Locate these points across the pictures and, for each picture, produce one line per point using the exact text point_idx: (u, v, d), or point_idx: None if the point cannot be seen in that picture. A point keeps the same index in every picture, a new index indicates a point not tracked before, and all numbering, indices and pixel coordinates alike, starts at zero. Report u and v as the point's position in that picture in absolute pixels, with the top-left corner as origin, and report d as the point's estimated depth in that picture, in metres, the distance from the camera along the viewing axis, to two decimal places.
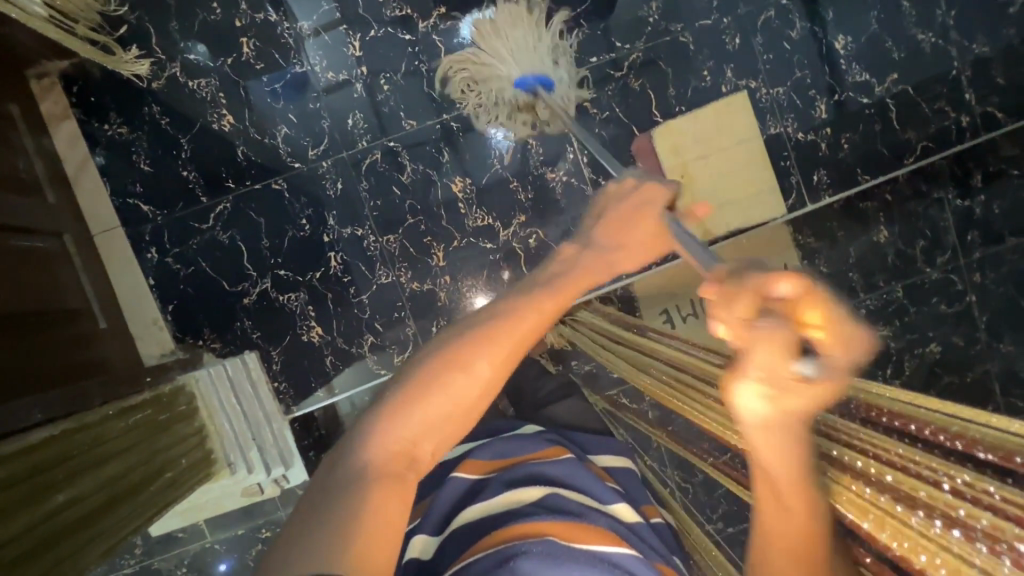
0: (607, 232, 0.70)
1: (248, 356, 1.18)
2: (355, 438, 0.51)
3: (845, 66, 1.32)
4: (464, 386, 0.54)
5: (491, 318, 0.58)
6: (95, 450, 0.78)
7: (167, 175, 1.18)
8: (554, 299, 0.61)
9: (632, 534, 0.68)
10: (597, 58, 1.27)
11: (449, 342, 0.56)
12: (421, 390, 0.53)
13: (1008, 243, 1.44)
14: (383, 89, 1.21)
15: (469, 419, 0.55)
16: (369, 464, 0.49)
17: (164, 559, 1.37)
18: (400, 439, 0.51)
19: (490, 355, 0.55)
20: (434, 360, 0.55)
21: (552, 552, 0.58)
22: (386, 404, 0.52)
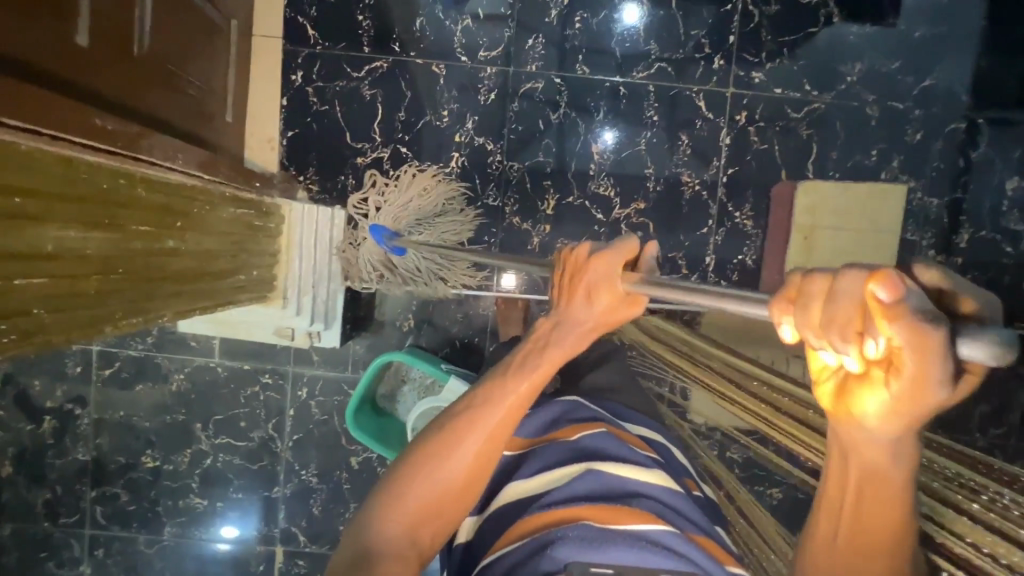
0: (578, 298, 0.56)
1: (337, 212, 1.18)
2: (362, 527, 0.57)
3: (1005, 209, 1.29)
4: (448, 474, 0.58)
5: (470, 405, 0.59)
6: (205, 219, 0.78)
7: (345, 12, 1.18)
8: (530, 383, 0.58)
9: (669, 507, 0.60)
10: (782, 92, 1.24)
11: (438, 426, 0.60)
12: (408, 484, 0.57)
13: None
14: (575, 26, 1.20)
15: (463, 501, 0.59)
16: (373, 545, 0.55)
17: (168, 358, 1.39)
18: (393, 534, 0.56)
19: (477, 437, 0.58)
20: (425, 450, 0.58)
21: (590, 537, 0.55)
22: (378, 501, 0.57)
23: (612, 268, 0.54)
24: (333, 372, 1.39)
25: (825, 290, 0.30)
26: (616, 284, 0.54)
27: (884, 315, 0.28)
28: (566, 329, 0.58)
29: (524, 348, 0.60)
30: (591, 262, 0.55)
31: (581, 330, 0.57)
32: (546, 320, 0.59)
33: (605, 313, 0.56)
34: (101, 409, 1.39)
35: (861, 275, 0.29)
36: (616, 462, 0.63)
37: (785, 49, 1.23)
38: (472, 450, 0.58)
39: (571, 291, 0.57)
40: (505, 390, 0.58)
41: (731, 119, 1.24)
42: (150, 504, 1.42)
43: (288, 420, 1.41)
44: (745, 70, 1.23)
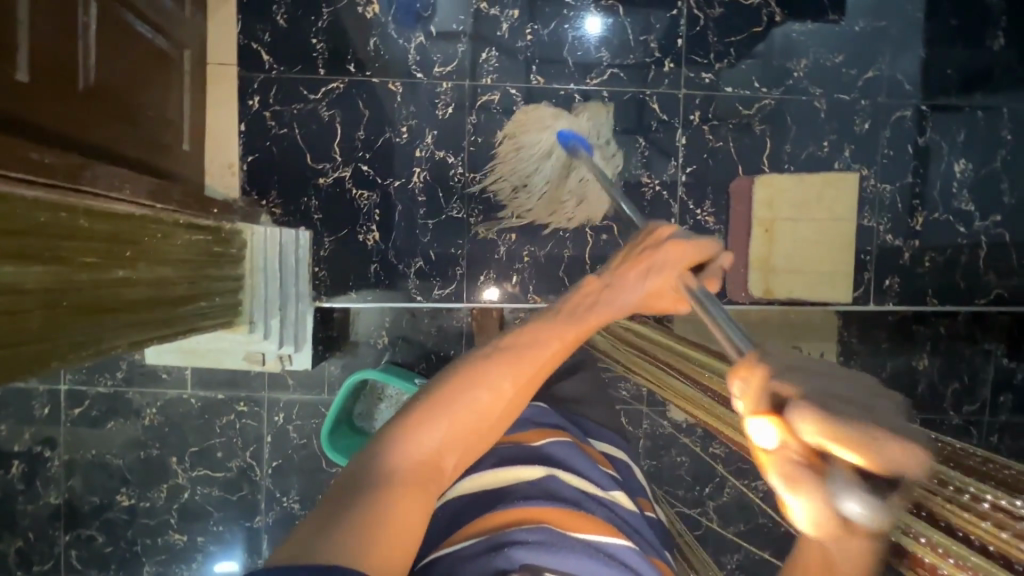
0: (643, 284, 0.66)
1: (302, 234, 1.18)
2: (381, 451, 0.55)
3: (955, 190, 1.33)
4: (484, 401, 0.58)
5: (512, 341, 0.61)
6: (158, 248, 0.78)
7: (298, 36, 1.19)
8: (577, 329, 0.63)
9: (628, 524, 0.64)
10: (732, 90, 1.28)
11: (474, 358, 0.60)
12: (449, 400, 0.57)
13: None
14: (527, 37, 1.23)
15: (491, 437, 0.59)
16: (396, 470, 0.54)
17: (139, 392, 1.36)
18: (422, 450, 0.55)
19: (517, 376, 0.59)
20: (469, 371, 0.59)
21: (551, 542, 0.55)
22: (409, 419, 0.56)
23: (676, 258, 0.66)
24: (309, 395, 1.38)
25: (757, 394, 0.37)
26: (674, 274, 0.65)
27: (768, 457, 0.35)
28: (614, 295, 0.65)
29: (573, 299, 0.65)
30: (665, 245, 0.67)
31: (631, 300, 0.66)
32: (599, 284, 0.66)
33: (653, 300, 0.67)
34: (72, 449, 1.36)
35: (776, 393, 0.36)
36: (580, 477, 0.66)
37: (732, 49, 1.27)
38: (513, 382, 0.59)
39: (636, 263, 0.67)
40: (551, 332, 0.62)
41: (685, 119, 1.27)
42: (128, 544, 1.38)
43: (266, 447, 1.39)
44: (695, 72, 1.27)
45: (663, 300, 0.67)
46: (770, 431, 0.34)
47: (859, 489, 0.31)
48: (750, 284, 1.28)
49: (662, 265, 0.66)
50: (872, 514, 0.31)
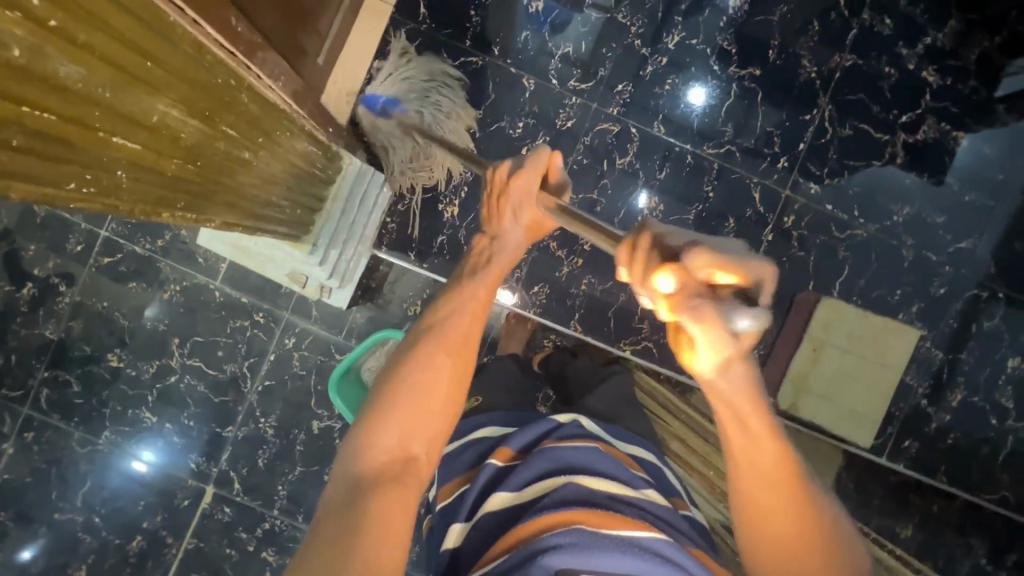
0: (513, 219, 0.77)
1: (379, 178, 1.17)
2: (344, 463, 0.63)
3: (1001, 383, 1.34)
4: (429, 380, 0.68)
5: (437, 323, 0.73)
6: (280, 145, 0.78)
7: (460, 4, 1.22)
8: (484, 291, 0.77)
9: (660, 519, 0.66)
10: (832, 209, 1.30)
11: (411, 347, 0.71)
12: (395, 391, 0.67)
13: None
14: (664, 86, 1.26)
15: (444, 413, 0.68)
16: (364, 475, 0.62)
17: (171, 266, 1.37)
18: (387, 446, 0.64)
19: (447, 348, 0.70)
20: (406, 359, 0.69)
21: (583, 543, 0.58)
22: (363, 423, 0.65)
23: (529, 189, 0.73)
24: (327, 332, 1.38)
25: (643, 268, 0.50)
26: (531, 201, 0.74)
27: (674, 304, 0.48)
28: (503, 250, 0.79)
29: (470, 263, 0.80)
30: (512, 181, 0.74)
31: (512, 248, 0.79)
32: (483, 241, 0.81)
33: (532, 226, 0.77)
34: (86, 293, 1.36)
35: (656, 261, 0.49)
36: (604, 478, 0.69)
37: (846, 171, 1.29)
38: (448, 354, 0.70)
39: (500, 207, 0.76)
40: (466, 299, 0.75)
41: (778, 218, 1.29)
42: (99, 403, 1.37)
43: (266, 364, 1.38)
44: (803, 179, 1.29)
45: (539, 223, 0.77)
46: (675, 278, 0.47)
47: (745, 306, 0.46)
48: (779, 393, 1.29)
49: (526, 187, 0.74)
50: (756, 323, 0.46)
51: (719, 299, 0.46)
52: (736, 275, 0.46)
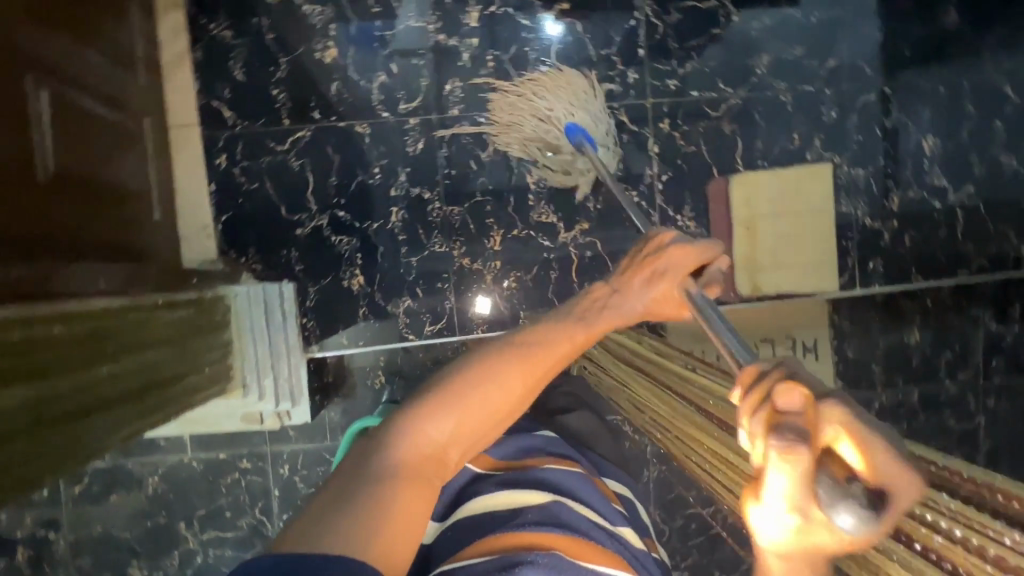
0: (651, 294, 0.74)
1: (285, 287, 1.15)
2: (382, 444, 0.62)
3: (926, 167, 1.35)
4: (496, 399, 0.67)
5: (526, 341, 0.69)
6: (142, 334, 0.77)
7: (258, 88, 1.17)
8: (586, 331, 0.72)
9: (632, 555, 0.68)
10: (698, 94, 1.28)
11: (487, 358, 0.68)
12: (455, 396, 0.65)
13: (993, 383, 1.56)
14: (488, 65, 1.22)
15: (487, 435, 0.68)
16: (397, 465, 0.61)
17: (139, 463, 1.34)
18: (430, 442, 0.64)
19: (523, 375, 0.67)
20: (486, 372, 0.67)
21: (560, 566, 0.60)
22: (413, 417, 0.64)
23: (680, 262, 0.74)
24: (312, 444, 1.37)
25: (766, 385, 0.41)
26: (675, 279, 0.74)
27: (774, 418, 0.39)
28: (619, 299, 0.74)
29: (582, 303, 0.74)
30: (670, 251, 0.75)
31: (631, 305, 0.74)
32: (603, 289, 0.76)
33: (658, 300, 0.75)
34: (77, 530, 1.34)
35: (786, 379, 0.40)
36: (588, 505, 0.71)
37: (694, 52, 1.27)
38: (523, 381, 0.68)
39: (637, 271, 0.76)
40: (562, 336, 0.71)
41: (655, 128, 1.28)
42: None
43: (275, 500, 1.37)
44: (659, 80, 1.27)
45: (671, 301, 0.74)
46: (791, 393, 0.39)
47: (857, 499, 0.36)
48: (737, 283, 1.30)
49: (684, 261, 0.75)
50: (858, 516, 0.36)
51: (840, 489, 0.37)
52: (874, 456, 0.37)
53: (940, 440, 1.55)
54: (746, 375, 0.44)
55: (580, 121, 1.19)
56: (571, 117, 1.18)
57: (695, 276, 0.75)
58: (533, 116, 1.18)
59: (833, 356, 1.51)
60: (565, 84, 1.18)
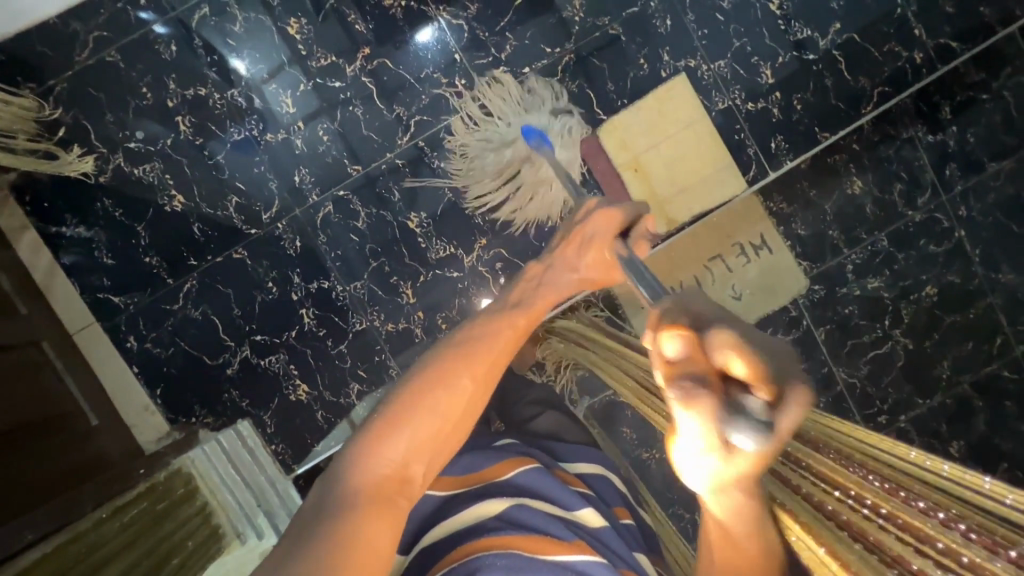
0: (574, 253, 0.83)
1: (241, 425, 1.20)
2: (345, 470, 0.56)
3: (784, 26, 1.29)
4: (449, 403, 0.62)
5: (467, 340, 0.69)
6: (94, 553, 0.80)
7: (131, 263, 1.20)
8: (524, 316, 0.75)
9: (596, 539, 0.71)
10: (530, 68, 1.25)
11: (433, 362, 0.66)
12: (413, 407, 0.60)
13: (957, 193, 1.48)
14: (323, 139, 1.22)
15: (454, 439, 0.63)
16: (361, 488, 0.54)
17: None
18: (391, 461, 0.57)
19: (471, 374, 0.65)
20: (433, 370, 0.64)
21: (517, 564, 0.60)
22: (368, 435, 0.58)
23: (605, 231, 0.79)
24: None
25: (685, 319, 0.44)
26: (601, 244, 0.80)
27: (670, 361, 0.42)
28: (556, 273, 0.82)
29: (519, 288, 0.81)
30: (600, 218, 0.80)
31: (570, 274, 0.82)
32: (538, 267, 0.83)
33: (590, 267, 0.82)
34: None
35: (691, 320, 0.43)
36: (548, 501, 0.73)
37: (506, 30, 1.24)
38: (472, 379, 0.65)
39: (572, 242, 0.83)
40: (500, 326, 0.73)
41: None
42: None
43: None
44: (486, 74, 1.24)
45: (608, 266, 0.80)
46: (677, 340, 0.40)
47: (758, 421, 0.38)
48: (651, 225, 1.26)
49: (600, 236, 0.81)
50: (760, 425, 0.38)
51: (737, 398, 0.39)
52: (756, 368, 0.38)
53: (930, 270, 1.50)
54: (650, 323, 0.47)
55: (533, 120, 1.21)
56: (527, 121, 1.21)
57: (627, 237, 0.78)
58: (483, 143, 1.22)
59: (786, 241, 1.47)
60: (504, 89, 1.23)
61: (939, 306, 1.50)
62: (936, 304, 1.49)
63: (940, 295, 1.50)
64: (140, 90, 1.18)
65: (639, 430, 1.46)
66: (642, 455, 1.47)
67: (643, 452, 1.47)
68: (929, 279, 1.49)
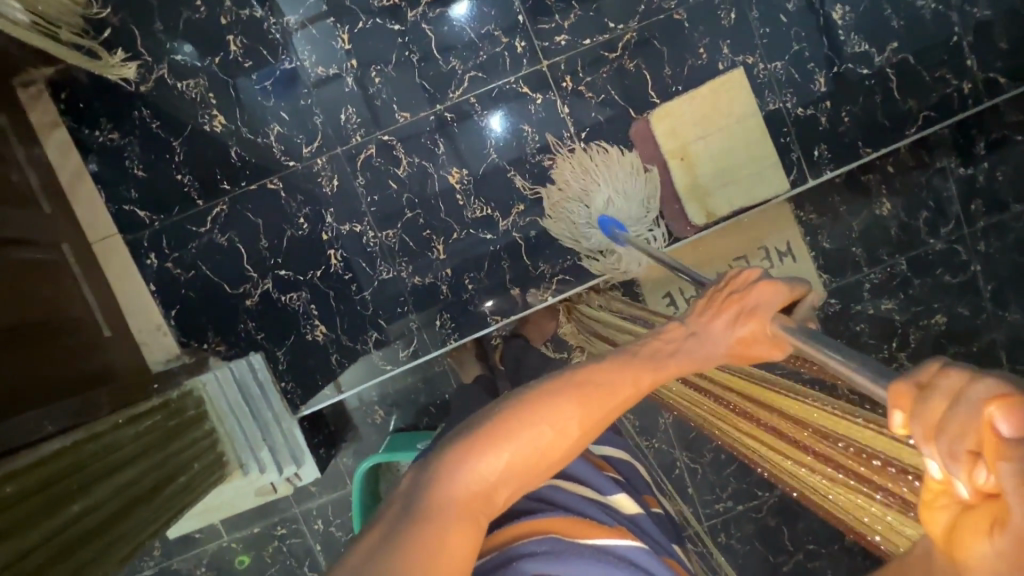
0: (727, 324, 0.58)
1: (254, 357, 1.18)
2: (429, 475, 0.53)
3: (844, 37, 1.30)
4: (548, 439, 0.55)
5: (584, 370, 0.58)
6: (108, 458, 0.79)
7: (163, 178, 1.17)
8: (653, 372, 0.58)
9: (632, 525, 0.69)
10: (591, 41, 1.24)
11: (540, 389, 0.56)
12: (507, 432, 0.54)
13: (978, 228, 1.52)
14: (375, 81, 1.20)
15: (547, 473, 0.57)
16: (439, 501, 0.51)
17: (183, 560, 1.39)
18: (476, 484, 0.53)
19: (582, 414, 0.55)
20: (538, 399, 0.56)
21: (556, 549, 0.57)
22: (458, 448, 0.54)
23: (771, 302, 0.56)
24: (336, 493, 1.40)
25: (957, 391, 0.28)
26: (763, 318, 0.55)
27: (998, 449, 0.25)
28: (700, 344, 0.58)
29: (652, 342, 0.60)
30: (757, 284, 0.57)
31: (716, 352, 0.58)
32: (678, 329, 0.61)
33: (743, 343, 0.57)
34: None
35: (991, 392, 0.27)
36: (582, 484, 0.71)
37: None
38: (580, 421, 0.55)
39: (722, 308, 0.59)
40: (624, 373, 0.58)
41: (559, 89, 1.24)
42: None
43: (320, 555, 1.41)
44: (547, 40, 1.23)
45: (761, 351, 0.56)
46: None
47: None
48: (689, 215, 1.27)
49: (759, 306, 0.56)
50: None
51: None
52: None
53: (943, 299, 1.53)
54: (905, 391, 0.31)
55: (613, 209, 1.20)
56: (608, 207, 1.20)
57: (795, 316, 0.56)
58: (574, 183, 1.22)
59: (810, 252, 1.49)
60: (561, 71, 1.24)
61: (945, 335, 1.53)
62: (943, 333, 1.53)
63: (948, 324, 1.53)
64: (195, 3, 1.14)
65: (643, 417, 1.47)
66: (641, 442, 1.48)
67: (643, 440, 1.48)
68: (940, 308, 1.53)
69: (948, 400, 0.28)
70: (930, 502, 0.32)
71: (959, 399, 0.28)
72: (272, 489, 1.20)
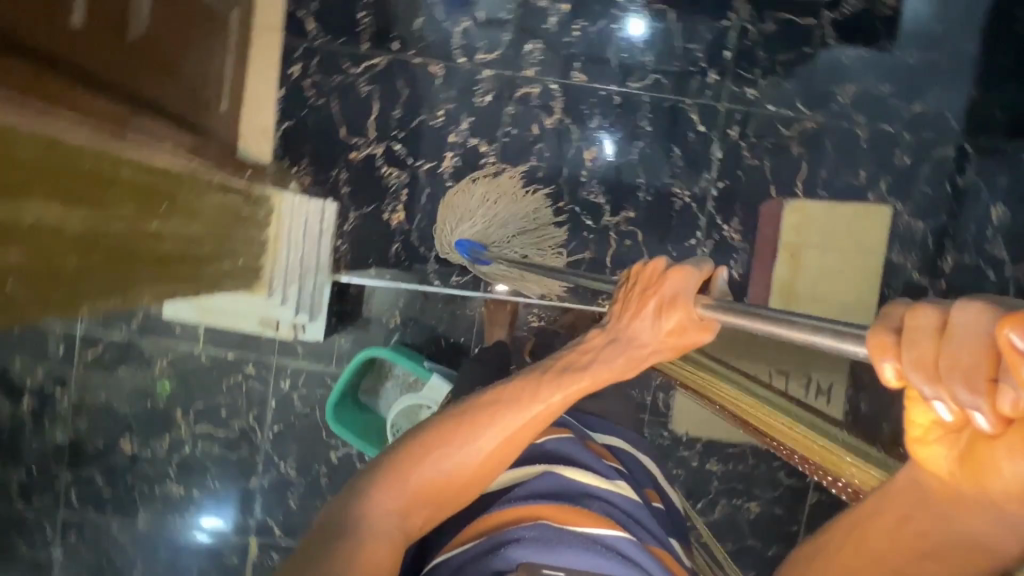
0: (657, 317, 0.59)
1: (328, 206, 1.17)
2: (351, 499, 0.59)
3: (989, 235, 1.30)
4: (458, 460, 0.60)
5: (491, 396, 0.62)
6: (191, 203, 0.79)
7: (346, 8, 1.19)
8: (565, 395, 0.61)
9: (632, 514, 0.64)
10: (774, 109, 1.26)
11: (448, 416, 0.62)
12: (414, 460, 0.60)
13: None
14: (573, 34, 1.22)
15: (466, 486, 0.61)
16: (362, 523, 0.57)
17: (152, 344, 1.39)
18: (392, 507, 0.58)
19: (492, 434, 0.60)
20: (446, 420, 0.61)
21: (546, 537, 0.57)
22: (376, 478, 0.60)
23: (687, 289, 0.57)
24: (316, 365, 1.40)
25: (937, 326, 0.30)
26: (687, 307, 0.57)
27: (1015, 362, 0.26)
28: (619, 351, 0.61)
29: (562, 357, 0.64)
30: (667, 273, 0.59)
31: (637, 352, 0.61)
32: (597, 335, 0.63)
33: (672, 334, 0.59)
34: (81, 392, 1.39)
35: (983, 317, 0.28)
36: (584, 471, 0.67)
37: (779, 67, 1.25)
38: (487, 442, 0.60)
39: (644, 301, 0.60)
40: (535, 396, 0.61)
41: (722, 133, 1.26)
42: (128, 490, 1.42)
43: (270, 410, 1.41)
44: (738, 86, 1.25)
45: (687, 336, 0.59)
46: None
47: None
48: (770, 308, 1.26)
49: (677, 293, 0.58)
50: None
51: None
52: None
53: None
54: (889, 342, 0.32)
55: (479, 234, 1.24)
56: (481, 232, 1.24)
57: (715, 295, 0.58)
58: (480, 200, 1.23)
59: None
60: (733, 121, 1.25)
61: None
62: None
63: None
64: None
65: None
66: None
67: None
68: None
69: (940, 335, 0.30)
70: (924, 438, 0.37)
71: (950, 332, 0.29)
72: (273, 326, 1.20)
